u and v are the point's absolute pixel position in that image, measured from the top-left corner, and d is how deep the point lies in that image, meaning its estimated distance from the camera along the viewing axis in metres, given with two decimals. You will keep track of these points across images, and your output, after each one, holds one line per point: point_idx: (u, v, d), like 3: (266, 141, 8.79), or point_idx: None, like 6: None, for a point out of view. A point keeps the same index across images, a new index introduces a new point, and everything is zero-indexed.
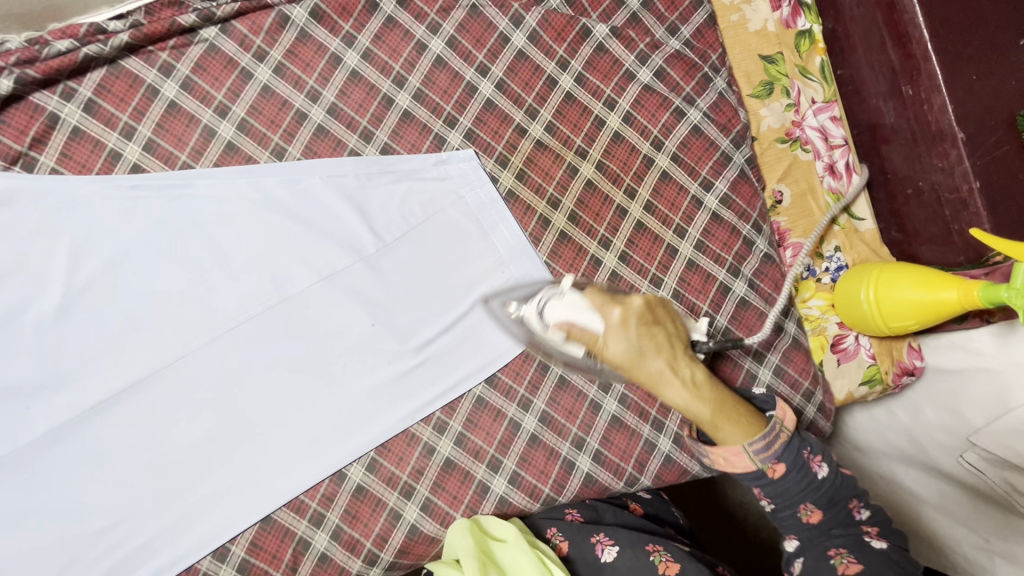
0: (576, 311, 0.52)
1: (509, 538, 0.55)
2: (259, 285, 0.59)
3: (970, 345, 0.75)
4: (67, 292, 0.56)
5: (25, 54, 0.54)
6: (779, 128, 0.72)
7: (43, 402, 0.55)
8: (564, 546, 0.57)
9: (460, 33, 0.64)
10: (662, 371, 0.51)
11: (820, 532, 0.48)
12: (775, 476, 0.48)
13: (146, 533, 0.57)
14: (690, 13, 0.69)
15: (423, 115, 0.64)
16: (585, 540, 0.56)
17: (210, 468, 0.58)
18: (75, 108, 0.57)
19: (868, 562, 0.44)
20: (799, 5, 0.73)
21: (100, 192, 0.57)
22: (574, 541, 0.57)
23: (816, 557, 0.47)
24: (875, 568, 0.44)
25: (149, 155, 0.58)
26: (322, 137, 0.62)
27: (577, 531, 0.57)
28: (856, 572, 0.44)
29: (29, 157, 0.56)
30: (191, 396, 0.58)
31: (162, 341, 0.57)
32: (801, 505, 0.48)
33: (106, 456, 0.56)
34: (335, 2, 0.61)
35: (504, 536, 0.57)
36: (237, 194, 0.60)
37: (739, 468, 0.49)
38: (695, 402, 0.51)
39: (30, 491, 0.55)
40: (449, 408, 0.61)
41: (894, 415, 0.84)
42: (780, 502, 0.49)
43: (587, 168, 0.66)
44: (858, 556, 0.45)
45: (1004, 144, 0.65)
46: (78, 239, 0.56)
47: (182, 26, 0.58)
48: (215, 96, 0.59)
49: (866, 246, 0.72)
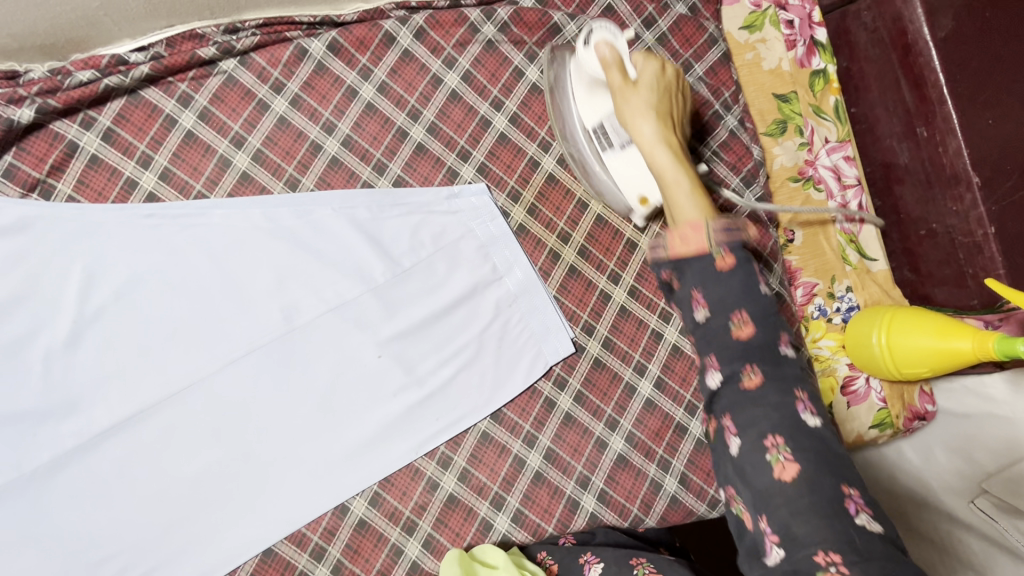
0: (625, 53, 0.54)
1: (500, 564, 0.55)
2: (268, 315, 0.59)
3: (983, 390, 0.74)
4: (77, 319, 0.56)
5: (47, 84, 0.55)
6: (791, 166, 0.72)
7: (50, 428, 0.55)
8: (554, 568, 0.56)
9: (475, 67, 0.65)
10: (650, 138, 0.52)
11: (757, 403, 0.45)
12: (738, 335, 0.46)
13: (145, 564, 0.56)
14: (704, 51, 0.70)
15: (437, 148, 0.64)
16: (574, 561, 0.55)
17: (211, 499, 0.57)
18: (94, 137, 0.58)
19: (802, 461, 0.43)
20: (814, 44, 0.72)
21: (114, 220, 0.57)
22: (564, 563, 0.56)
23: (752, 440, 0.45)
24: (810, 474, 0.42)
25: (165, 184, 0.59)
26: (336, 168, 0.62)
27: (566, 554, 0.57)
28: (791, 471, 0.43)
29: (47, 184, 0.57)
30: (196, 425, 0.58)
31: (170, 369, 0.57)
32: (734, 319, 0.46)
33: (109, 484, 0.56)
34: (353, 36, 0.62)
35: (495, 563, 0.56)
36: (249, 224, 0.60)
37: (691, 249, 0.47)
38: (678, 187, 0.51)
39: (31, 519, 0.55)
40: (454, 443, 0.61)
41: (904, 456, 0.83)
42: (717, 307, 0.47)
43: (597, 203, 0.66)
44: (794, 454, 0.43)
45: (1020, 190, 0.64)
46: (92, 266, 0.57)
47: (201, 59, 0.59)
48: (232, 126, 0.60)
49: (877, 285, 0.71)
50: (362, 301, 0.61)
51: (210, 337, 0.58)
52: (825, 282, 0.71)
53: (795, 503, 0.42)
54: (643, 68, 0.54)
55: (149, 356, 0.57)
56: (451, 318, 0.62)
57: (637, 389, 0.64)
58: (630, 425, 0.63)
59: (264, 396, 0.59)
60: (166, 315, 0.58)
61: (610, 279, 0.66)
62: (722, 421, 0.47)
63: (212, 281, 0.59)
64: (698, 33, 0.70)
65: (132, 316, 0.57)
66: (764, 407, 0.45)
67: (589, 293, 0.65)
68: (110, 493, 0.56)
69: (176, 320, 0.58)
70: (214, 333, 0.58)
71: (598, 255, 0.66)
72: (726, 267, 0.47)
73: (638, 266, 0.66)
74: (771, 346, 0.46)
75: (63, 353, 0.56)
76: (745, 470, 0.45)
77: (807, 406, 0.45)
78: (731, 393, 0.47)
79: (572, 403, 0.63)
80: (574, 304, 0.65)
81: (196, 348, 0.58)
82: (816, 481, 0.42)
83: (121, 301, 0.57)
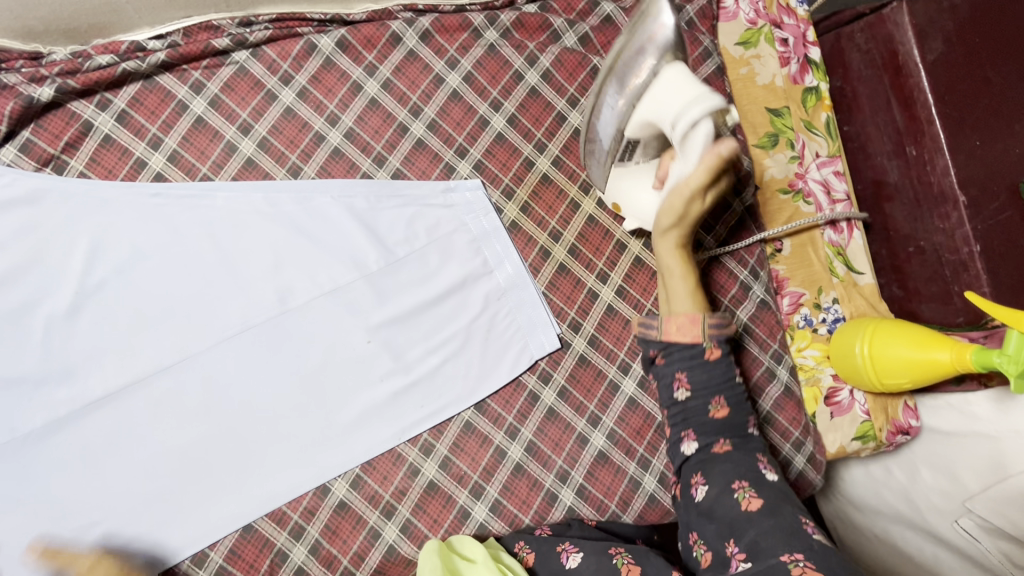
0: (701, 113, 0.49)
1: (477, 557, 0.54)
2: (263, 295, 0.61)
3: (968, 408, 0.75)
4: (80, 289, 0.58)
5: (68, 65, 0.58)
6: (782, 178, 0.73)
7: (46, 393, 0.57)
8: (530, 558, 0.56)
9: (477, 69, 0.67)
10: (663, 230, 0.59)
11: (726, 460, 0.54)
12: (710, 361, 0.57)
13: (129, 532, 0.57)
14: (699, 63, 0.72)
15: (435, 144, 0.66)
16: (551, 550, 0.55)
17: (197, 472, 0.59)
18: (108, 118, 0.60)
19: (764, 496, 0.50)
20: (808, 63, 0.75)
21: (122, 196, 0.60)
22: (541, 552, 0.56)
23: (721, 488, 0.52)
24: (769, 500, 0.50)
25: (172, 165, 0.62)
26: (337, 158, 0.64)
27: (543, 543, 0.57)
28: (756, 504, 0.49)
29: (60, 160, 0.59)
30: (187, 398, 0.59)
31: (165, 343, 0.59)
32: (714, 399, 0.56)
33: (99, 451, 0.57)
34: (361, 34, 0.65)
35: (472, 555, 0.55)
36: (251, 207, 0.62)
37: (684, 337, 0.57)
38: (680, 277, 0.60)
39: (23, 481, 0.56)
40: (437, 430, 0.62)
41: (891, 473, 0.82)
42: (697, 389, 0.56)
43: (588, 204, 0.68)
44: (756, 492, 0.51)
45: (1006, 210, 0.65)
46: (98, 240, 0.59)
47: (216, 49, 0.62)
48: (240, 114, 0.63)
49: (864, 299, 0.72)
50: (354, 286, 0.63)
51: (205, 314, 0.60)
52: (812, 293, 0.72)
53: (758, 526, 0.48)
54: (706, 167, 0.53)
55: (146, 330, 0.59)
56: (442, 309, 0.64)
57: (621, 387, 0.65)
58: (612, 422, 0.64)
59: (253, 374, 0.60)
60: (165, 290, 0.60)
61: (598, 278, 0.67)
62: (691, 478, 0.55)
63: (211, 259, 0.61)
64: (694, 46, 0.72)
65: (133, 290, 0.59)
66: (732, 461, 0.54)
67: (577, 291, 0.67)
68: (100, 460, 0.57)
69: (174, 296, 0.60)
70: (210, 311, 0.60)
71: (587, 255, 0.68)
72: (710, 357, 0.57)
73: (626, 267, 0.68)
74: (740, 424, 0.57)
75: (63, 321, 0.58)
76: (714, 508, 0.52)
77: (766, 464, 0.54)
78: (703, 456, 0.55)
79: (556, 398, 0.64)
80: (562, 301, 0.66)
81: (192, 323, 0.60)
82: (777, 507, 0.49)
83: (123, 275, 0.59)
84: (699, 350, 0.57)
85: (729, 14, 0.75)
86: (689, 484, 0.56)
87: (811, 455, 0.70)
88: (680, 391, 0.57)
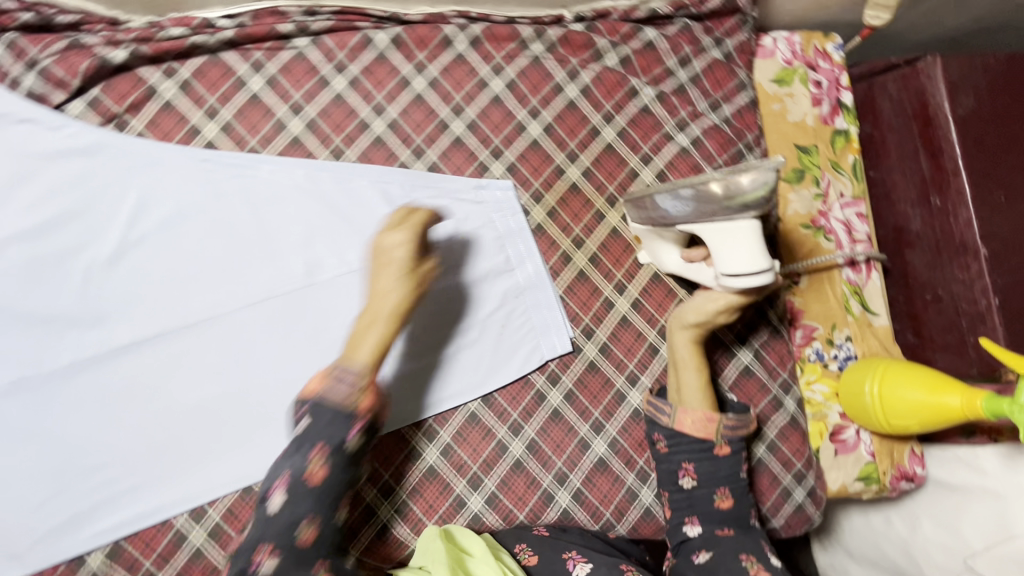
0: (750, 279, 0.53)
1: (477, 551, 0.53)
2: (291, 267, 0.63)
3: (978, 464, 0.73)
4: (124, 240, 0.61)
5: (143, 34, 0.63)
6: (805, 213, 0.74)
7: (76, 334, 0.59)
8: (531, 560, 0.55)
9: (520, 77, 0.70)
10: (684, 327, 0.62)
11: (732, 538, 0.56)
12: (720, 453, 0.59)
13: (132, 479, 0.58)
14: (734, 94, 0.74)
15: (472, 143, 0.69)
16: (556, 556, 0.54)
17: (206, 429, 0.60)
18: (172, 85, 0.64)
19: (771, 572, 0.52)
20: (839, 106, 0.78)
21: (175, 158, 0.63)
22: (544, 557, 0.55)
23: (729, 558, 0.54)
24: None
25: (224, 135, 0.65)
26: (379, 146, 0.68)
27: (548, 547, 0.55)
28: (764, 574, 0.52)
29: (123, 119, 0.63)
30: (204, 356, 0.61)
31: (192, 301, 0.61)
32: (719, 490, 0.59)
33: (117, 396, 0.59)
34: (415, 34, 0.69)
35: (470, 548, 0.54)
36: (292, 182, 0.65)
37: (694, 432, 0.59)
38: (693, 370, 0.61)
39: (40, 416, 0.58)
40: (442, 418, 0.63)
41: (891, 525, 0.80)
42: (703, 479, 0.59)
43: (613, 217, 0.70)
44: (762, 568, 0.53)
45: None
46: (146, 197, 0.62)
47: (280, 33, 0.66)
48: (294, 95, 0.66)
49: (878, 340, 0.72)
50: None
51: (234, 278, 0.62)
52: (825, 329, 0.73)
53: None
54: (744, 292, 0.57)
55: (177, 286, 0.61)
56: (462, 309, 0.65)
57: (627, 398, 0.66)
58: (615, 432, 0.65)
59: (272, 341, 0.62)
60: (200, 251, 0.62)
61: (615, 288, 0.69)
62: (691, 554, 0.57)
63: (248, 227, 0.64)
64: (729, 77, 0.74)
65: (171, 247, 0.62)
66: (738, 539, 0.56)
67: (593, 298, 0.68)
68: (117, 405, 0.59)
69: (208, 257, 0.62)
70: (239, 275, 0.63)
71: (607, 265, 0.69)
72: (720, 453, 0.60)
73: (643, 282, 0.69)
74: (743, 514, 0.59)
75: (103, 269, 0.61)
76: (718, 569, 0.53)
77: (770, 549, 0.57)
78: (707, 538, 0.57)
79: (562, 400, 0.65)
80: (578, 306, 0.68)
81: (220, 285, 0.62)
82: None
83: (164, 232, 0.62)
84: (708, 445, 0.59)
85: (767, 52, 0.77)
86: (691, 553, 0.57)
87: (810, 492, 0.68)
88: (685, 479, 0.59)
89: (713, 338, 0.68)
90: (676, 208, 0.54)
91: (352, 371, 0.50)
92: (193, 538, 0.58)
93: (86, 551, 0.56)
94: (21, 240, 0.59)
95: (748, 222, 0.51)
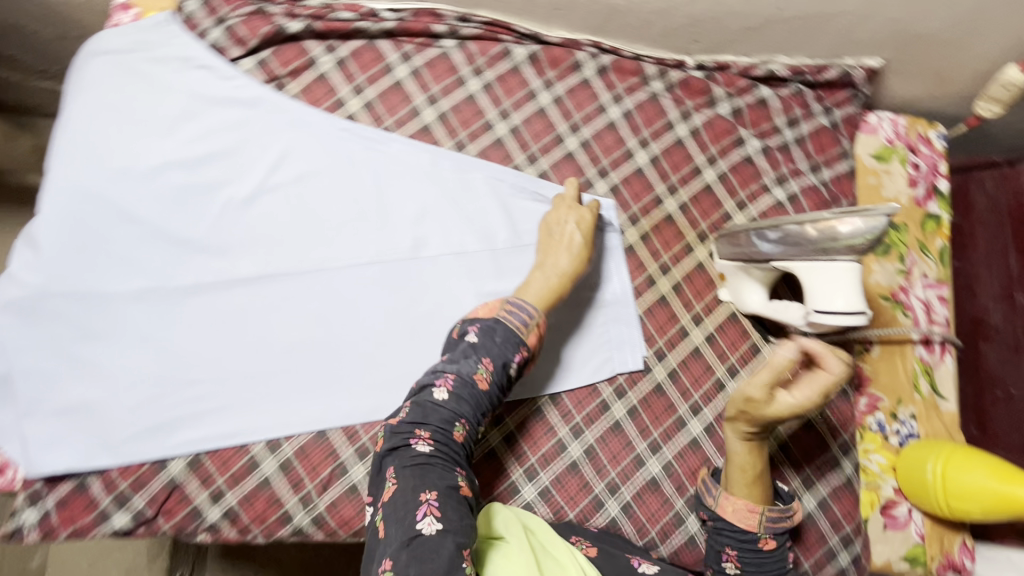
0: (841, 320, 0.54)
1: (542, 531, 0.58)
2: (400, 239, 0.68)
3: None
4: (261, 185, 0.68)
5: (317, 12, 0.71)
6: (886, 285, 0.76)
7: (203, 259, 0.65)
8: (590, 551, 0.58)
9: (636, 110, 0.76)
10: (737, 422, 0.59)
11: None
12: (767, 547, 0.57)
13: (224, 400, 0.62)
14: (835, 161, 0.77)
15: (582, 160, 0.74)
16: (617, 551, 0.58)
17: (296, 369, 0.64)
18: (330, 60, 0.72)
19: None
20: (934, 191, 0.80)
21: (320, 122, 0.70)
22: (604, 550, 0.58)
23: None
24: None
25: (365, 111, 0.72)
26: (498, 146, 0.73)
27: (605, 542, 0.59)
28: None
29: (283, 81, 0.71)
30: (308, 302, 0.66)
31: (307, 253, 0.67)
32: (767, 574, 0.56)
33: (225, 322, 0.64)
34: (550, 54, 0.75)
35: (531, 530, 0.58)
36: (416, 162, 0.71)
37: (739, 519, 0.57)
38: (739, 468, 0.58)
39: (156, 325, 0.63)
40: (510, 406, 0.66)
41: None
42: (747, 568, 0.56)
43: (701, 252, 0.73)
44: None
45: None
46: (288, 152, 0.69)
47: (433, 32, 0.73)
48: (433, 88, 0.73)
49: (942, 424, 0.72)
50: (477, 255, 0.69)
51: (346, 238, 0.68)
52: (891, 402, 0.73)
53: None
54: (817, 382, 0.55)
55: (296, 236, 0.67)
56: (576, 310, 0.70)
57: (687, 425, 0.68)
58: (671, 455, 0.66)
59: (370, 302, 0.67)
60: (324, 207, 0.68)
61: (692, 319, 0.71)
62: None
63: (368, 195, 0.69)
64: (833, 144, 0.78)
65: (298, 201, 0.68)
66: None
67: (670, 324, 0.71)
68: (223, 330, 0.64)
69: (329, 214, 0.68)
70: (353, 237, 0.68)
71: (687, 295, 0.72)
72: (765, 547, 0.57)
73: (720, 318, 0.72)
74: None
75: (239, 206, 0.67)
76: None
77: None
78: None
79: (624, 414, 0.67)
80: (654, 329, 0.70)
81: (334, 243, 0.67)
82: None
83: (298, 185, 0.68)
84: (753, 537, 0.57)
85: (870, 128, 0.80)
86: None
87: (854, 558, 0.68)
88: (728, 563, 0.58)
89: None
90: (770, 246, 0.59)
91: (522, 309, 0.61)
92: (265, 466, 0.61)
93: (168, 457, 0.60)
94: (177, 168, 0.66)
95: (849, 264, 0.54)
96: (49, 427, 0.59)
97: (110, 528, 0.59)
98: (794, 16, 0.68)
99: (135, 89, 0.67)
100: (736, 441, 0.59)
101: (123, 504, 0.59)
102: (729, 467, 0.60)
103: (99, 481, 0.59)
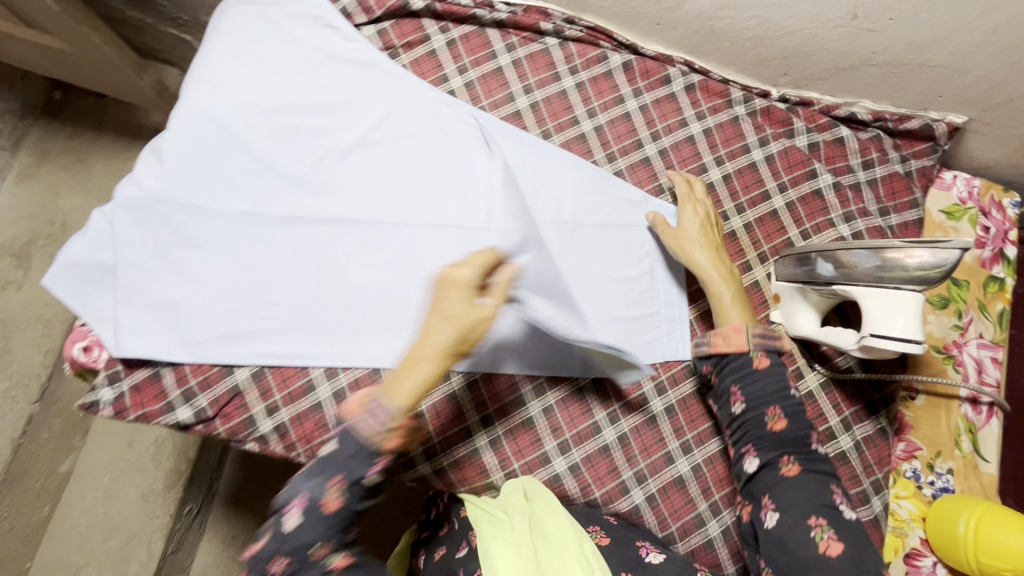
0: (896, 346, 0.55)
1: (558, 512, 0.59)
2: (477, 210, 0.73)
3: None
4: (364, 137, 0.73)
5: None
6: (940, 338, 0.76)
7: (300, 195, 0.71)
8: (604, 540, 0.60)
9: (717, 128, 0.79)
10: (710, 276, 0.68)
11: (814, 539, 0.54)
12: (787, 473, 0.58)
13: (295, 322, 0.67)
14: (905, 208, 0.79)
15: (657, 166, 0.78)
16: (630, 542, 0.59)
17: (364, 309, 0.68)
18: (442, 40, 0.78)
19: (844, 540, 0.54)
20: (1001, 255, 0.80)
21: (425, 91, 0.76)
22: (617, 541, 0.59)
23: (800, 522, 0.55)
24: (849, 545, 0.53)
25: (465, 90, 0.78)
26: (580, 141, 0.78)
27: (621, 534, 0.60)
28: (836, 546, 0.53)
29: (397, 51, 0.78)
30: (382, 252, 0.70)
31: (390, 206, 0.72)
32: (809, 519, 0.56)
33: (308, 254, 0.69)
34: (643, 66, 0.80)
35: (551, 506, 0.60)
36: (505, 140, 0.75)
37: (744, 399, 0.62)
38: (723, 300, 0.67)
39: (247, 245, 0.68)
40: (555, 381, 0.67)
41: None
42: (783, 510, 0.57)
43: (759, 272, 0.75)
44: (837, 536, 0.54)
45: None
46: (389, 114, 0.75)
47: (539, 29, 0.79)
48: (530, 79, 0.79)
49: (980, 485, 0.71)
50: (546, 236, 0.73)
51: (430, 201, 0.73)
52: (929, 452, 0.72)
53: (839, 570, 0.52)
54: (690, 220, 0.71)
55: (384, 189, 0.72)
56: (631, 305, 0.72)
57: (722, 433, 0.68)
58: (701, 459, 0.67)
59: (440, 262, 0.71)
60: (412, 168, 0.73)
61: None
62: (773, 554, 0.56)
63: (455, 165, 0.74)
64: (905, 192, 0.79)
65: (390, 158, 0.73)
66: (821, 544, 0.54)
67: None
68: (305, 260, 0.69)
69: (417, 177, 0.73)
70: (435, 201, 0.73)
71: None
72: (758, 366, 0.62)
73: None
74: (808, 450, 0.60)
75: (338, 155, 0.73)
76: (788, 537, 0.55)
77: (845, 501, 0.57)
78: (770, 478, 0.59)
79: (662, 410, 0.68)
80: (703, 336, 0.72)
81: (417, 203, 0.72)
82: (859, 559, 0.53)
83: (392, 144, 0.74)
84: None
85: (944, 185, 0.82)
86: (760, 505, 0.59)
87: None
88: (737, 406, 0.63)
89: (818, 413, 0.70)
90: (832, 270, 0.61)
91: (383, 410, 0.48)
92: (320, 391, 0.65)
93: (235, 364, 0.65)
94: (289, 112, 0.72)
95: (914, 295, 0.55)
96: (140, 316, 0.64)
97: (174, 419, 0.64)
98: (885, 62, 0.71)
99: (264, 37, 0.73)
100: (705, 277, 0.68)
101: (188, 399, 0.64)
102: (714, 301, 0.68)
103: (172, 373, 0.65)
